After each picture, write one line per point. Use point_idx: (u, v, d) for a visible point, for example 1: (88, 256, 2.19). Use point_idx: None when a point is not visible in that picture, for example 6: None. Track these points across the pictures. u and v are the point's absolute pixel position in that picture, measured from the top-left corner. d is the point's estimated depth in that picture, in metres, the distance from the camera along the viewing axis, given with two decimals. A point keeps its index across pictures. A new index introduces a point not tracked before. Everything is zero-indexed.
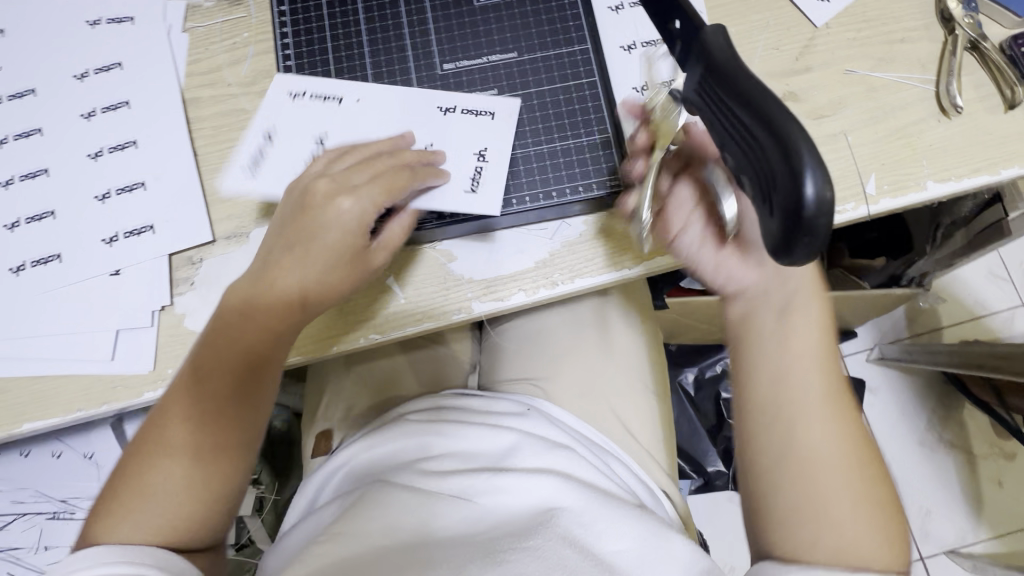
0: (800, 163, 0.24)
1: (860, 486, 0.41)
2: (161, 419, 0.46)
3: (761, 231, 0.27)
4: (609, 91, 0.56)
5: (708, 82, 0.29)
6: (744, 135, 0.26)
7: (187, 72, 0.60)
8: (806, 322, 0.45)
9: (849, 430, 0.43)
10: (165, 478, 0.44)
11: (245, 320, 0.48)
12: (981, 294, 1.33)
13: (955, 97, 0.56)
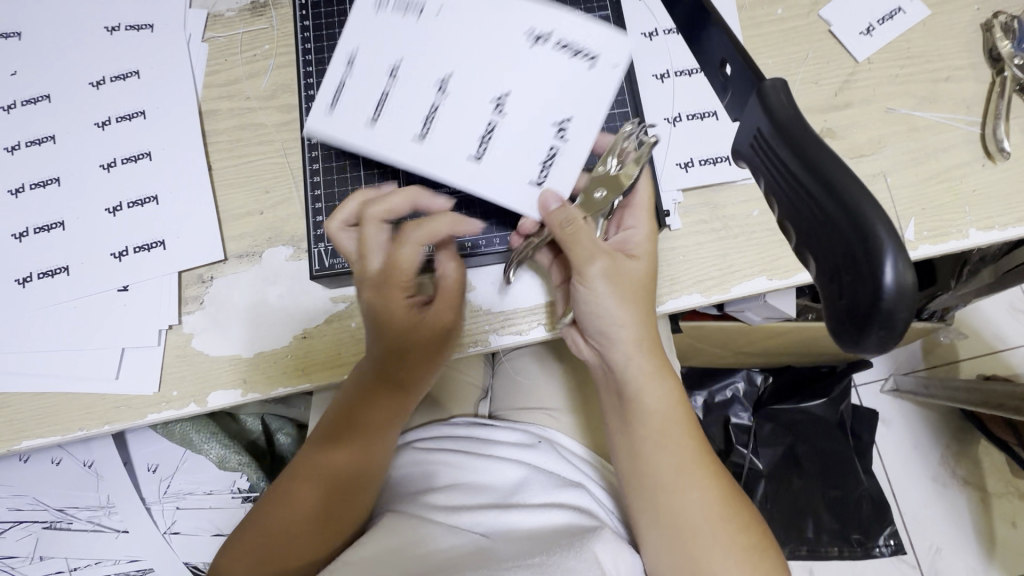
0: (877, 246, 0.22)
1: (727, 533, 0.48)
2: (289, 478, 0.52)
3: (822, 310, 0.25)
4: (641, 123, 0.53)
5: (768, 141, 0.27)
6: (810, 203, 0.24)
7: (205, 83, 0.59)
8: (655, 401, 0.51)
9: (717, 494, 0.49)
10: (289, 514, 0.50)
11: (362, 391, 0.52)
12: (1003, 329, 1.30)
13: (1003, 141, 0.54)
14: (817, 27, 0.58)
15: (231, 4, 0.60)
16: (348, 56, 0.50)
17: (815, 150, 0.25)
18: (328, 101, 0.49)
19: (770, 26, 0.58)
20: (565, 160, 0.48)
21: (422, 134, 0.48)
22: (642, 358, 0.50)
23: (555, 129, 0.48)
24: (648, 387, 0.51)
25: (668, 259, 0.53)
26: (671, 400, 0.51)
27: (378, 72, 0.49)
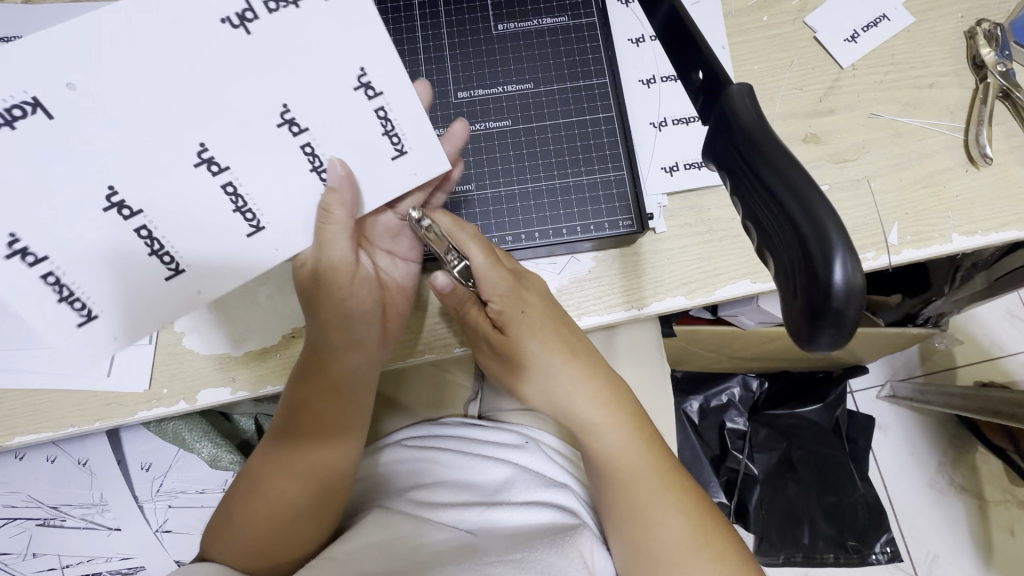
0: (828, 248, 0.22)
1: (699, 556, 0.49)
2: (268, 467, 0.51)
3: (782, 308, 0.25)
4: (626, 126, 0.54)
5: (732, 145, 0.28)
6: (769, 206, 0.25)
7: None
8: (614, 437, 0.52)
9: (691, 503, 0.51)
10: (260, 504, 0.50)
11: (321, 371, 0.50)
12: (1000, 335, 1.29)
13: (985, 147, 0.54)
14: (803, 34, 0.58)
15: None
16: (7, 227, 0.37)
17: (776, 154, 0.26)
18: (102, 331, 0.41)
19: (755, 33, 0.58)
20: (420, 121, 0.44)
21: (257, 224, 0.42)
22: (597, 394, 0.52)
23: (362, 92, 0.42)
24: (601, 413, 0.52)
25: (653, 261, 0.54)
26: (625, 438, 0.52)
27: (82, 225, 0.38)
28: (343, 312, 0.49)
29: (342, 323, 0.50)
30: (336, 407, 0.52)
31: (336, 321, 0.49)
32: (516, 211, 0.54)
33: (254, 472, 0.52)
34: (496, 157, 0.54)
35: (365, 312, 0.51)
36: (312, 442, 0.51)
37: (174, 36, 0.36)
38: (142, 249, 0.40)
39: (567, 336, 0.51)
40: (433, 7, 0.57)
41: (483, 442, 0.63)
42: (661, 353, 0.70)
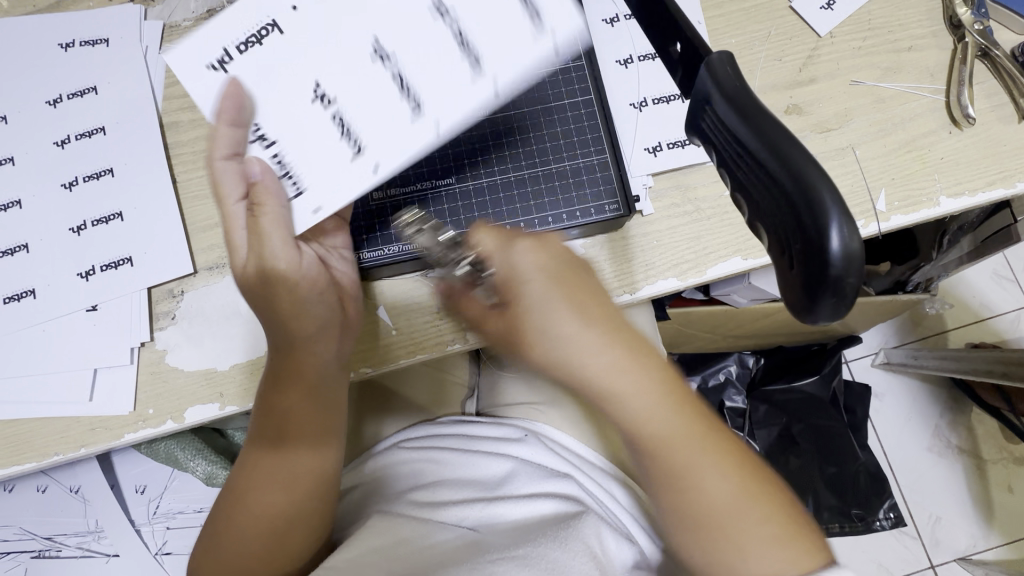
0: (822, 216, 0.22)
1: (758, 528, 0.43)
2: (249, 482, 0.49)
3: (778, 282, 0.25)
4: (606, 108, 0.51)
5: (724, 119, 0.26)
6: (754, 173, 0.24)
7: (165, 95, 0.58)
8: (639, 401, 0.43)
9: (750, 479, 0.44)
10: (254, 512, 0.48)
11: (280, 391, 0.47)
12: (987, 296, 1.31)
13: (967, 107, 0.54)
14: (778, 4, 0.57)
15: (187, 13, 0.60)
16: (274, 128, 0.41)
17: (759, 114, 0.25)
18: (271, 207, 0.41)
19: (731, 6, 0.58)
20: (466, 102, 0.40)
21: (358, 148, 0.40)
22: (616, 353, 0.43)
23: (492, 99, 0.40)
24: (627, 385, 0.42)
25: (643, 244, 0.53)
26: (652, 384, 0.43)
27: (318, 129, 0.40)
28: (308, 325, 0.46)
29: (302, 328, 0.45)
30: (318, 420, 0.49)
31: (295, 335, 0.46)
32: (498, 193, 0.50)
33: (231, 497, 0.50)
34: (462, 148, 0.50)
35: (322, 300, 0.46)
36: (290, 457, 0.49)
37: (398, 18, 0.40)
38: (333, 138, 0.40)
39: (601, 306, 0.44)
40: None
41: (478, 438, 0.62)
42: (659, 344, 0.66)
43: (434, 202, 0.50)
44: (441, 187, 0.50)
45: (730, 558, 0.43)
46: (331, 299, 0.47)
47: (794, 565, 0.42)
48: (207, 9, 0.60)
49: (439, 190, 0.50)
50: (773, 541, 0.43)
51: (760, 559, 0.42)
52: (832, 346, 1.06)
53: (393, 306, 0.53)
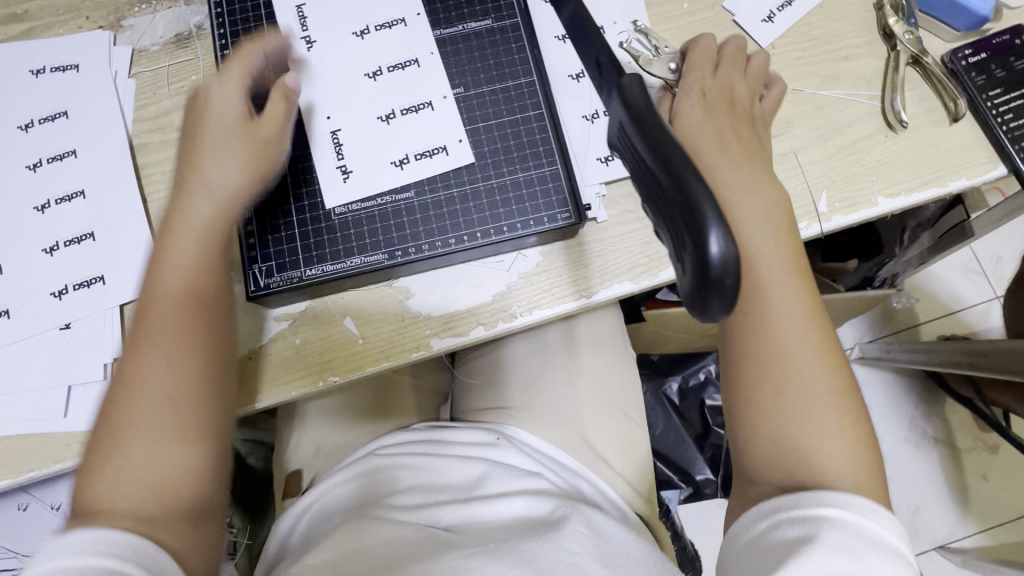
0: (700, 220, 0.24)
1: (829, 394, 0.42)
2: (122, 420, 0.41)
3: (680, 286, 0.27)
4: (557, 123, 0.55)
5: (631, 138, 0.29)
6: (654, 182, 0.27)
7: (135, 117, 0.60)
8: (769, 251, 0.44)
9: (826, 344, 0.43)
10: (140, 461, 0.40)
11: (150, 347, 0.42)
12: (956, 289, 1.35)
13: (900, 112, 0.57)
14: (721, 18, 0.61)
15: (155, 39, 0.62)
16: (345, 172, 0.53)
17: (658, 130, 0.27)
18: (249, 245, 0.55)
19: (677, 21, 0.61)
20: (368, 136, 0.54)
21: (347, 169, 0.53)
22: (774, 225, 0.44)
23: (369, 78, 0.55)
24: (755, 242, 0.43)
25: (598, 250, 0.55)
26: (784, 243, 0.43)
27: (370, 164, 0.53)
28: (212, 237, 0.47)
29: (200, 157, 0.48)
30: (212, 322, 0.45)
31: (195, 266, 0.46)
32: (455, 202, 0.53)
33: (72, 508, 0.39)
34: (420, 166, 0.53)
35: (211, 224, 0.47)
36: (183, 430, 0.41)
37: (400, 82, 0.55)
38: (390, 177, 0.53)
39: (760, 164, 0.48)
40: None
41: (453, 442, 0.64)
42: (623, 341, 0.73)
43: (394, 219, 0.53)
44: (399, 202, 0.53)
45: (798, 444, 0.41)
46: (220, 249, 0.46)
47: (848, 438, 0.42)
48: (175, 34, 0.62)
49: (398, 206, 0.53)
50: (840, 416, 0.42)
51: (821, 433, 0.41)
52: None
53: (360, 317, 0.55)
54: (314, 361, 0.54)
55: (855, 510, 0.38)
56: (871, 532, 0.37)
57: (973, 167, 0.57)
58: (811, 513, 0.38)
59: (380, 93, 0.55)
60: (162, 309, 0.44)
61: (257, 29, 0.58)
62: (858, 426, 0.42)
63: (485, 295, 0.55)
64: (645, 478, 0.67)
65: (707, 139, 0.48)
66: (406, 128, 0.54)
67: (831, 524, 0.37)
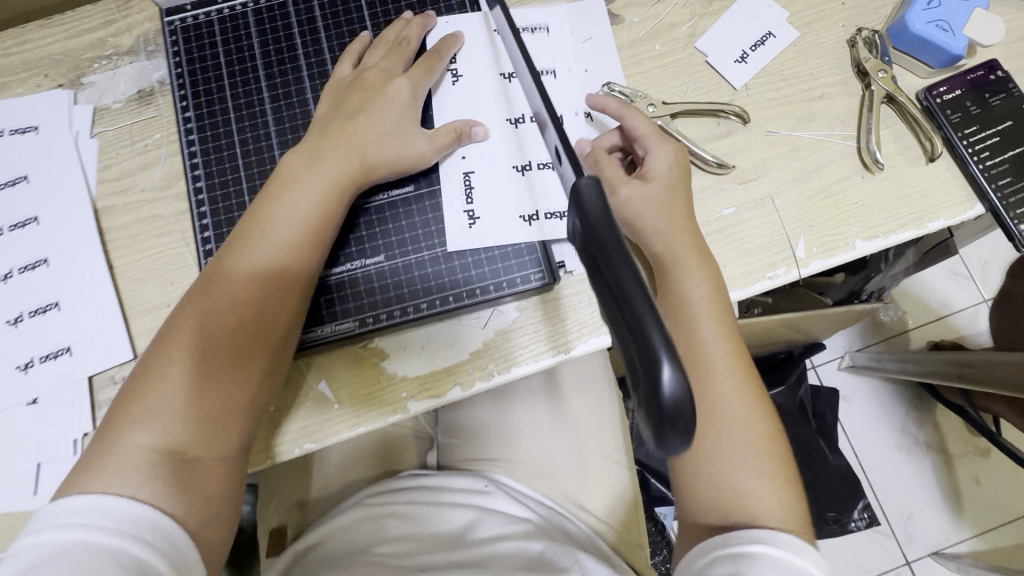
0: (656, 371, 0.23)
1: (753, 439, 0.47)
2: (168, 341, 0.46)
3: (637, 408, 0.26)
4: (524, 181, 0.55)
5: (584, 250, 0.28)
6: (612, 312, 0.25)
7: (98, 179, 0.59)
8: (707, 316, 0.48)
9: (753, 393, 0.48)
10: (172, 390, 0.44)
11: (188, 341, 0.45)
12: (945, 294, 1.34)
13: (876, 153, 0.56)
14: (694, 59, 0.60)
15: (118, 96, 0.61)
16: (469, 208, 0.54)
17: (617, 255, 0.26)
18: None
19: (651, 62, 0.59)
20: (496, 163, 0.55)
21: (469, 206, 0.54)
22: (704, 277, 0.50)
23: (449, 77, 0.57)
24: (696, 295, 0.49)
25: (574, 303, 0.54)
26: (715, 301, 0.49)
27: (450, 182, 0.55)
28: (290, 250, 0.48)
29: (360, 125, 0.52)
30: (266, 334, 0.47)
31: (250, 272, 0.47)
32: (429, 265, 0.53)
33: (85, 461, 0.43)
34: (378, 233, 0.54)
35: (289, 243, 0.48)
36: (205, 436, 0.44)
37: (481, 100, 0.57)
38: (462, 204, 0.54)
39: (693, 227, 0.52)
40: (319, 55, 0.58)
41: (440, 487, 0.64)
42: (610, 381, 0.72)
43: (366, 284, 0.53)
44: (360, 270, 0.53)
45: (720, 476, 0.47)
46: (270, 278, 0.48)
47: (770, 475, 0.47)
48: (138, 90, 0.61)
49: (358, 274, 0.53)
50: (762, 459, 0.47)
51: (745, 469, 0.46)
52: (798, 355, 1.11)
53: (334, 380, 0.54)
54: (288, 428, 0.53)
55: (774, 543, 0.42)
56: (795, 567, 0.41)
57: (951, 207, 0.56)
58: (740, 550, 0.42)
59: (485, 110, 0.57)
60: (204, 309, 0.46)
61: (219, 79, 0.57)
62: (787, 468, 0.48)
63: (461, 353, 0.54)
64: (628, 517, 0.66)
65: (649, 208, 0.51)
66: (535, 151, 0.56)
67: (758, 560, 0.42)
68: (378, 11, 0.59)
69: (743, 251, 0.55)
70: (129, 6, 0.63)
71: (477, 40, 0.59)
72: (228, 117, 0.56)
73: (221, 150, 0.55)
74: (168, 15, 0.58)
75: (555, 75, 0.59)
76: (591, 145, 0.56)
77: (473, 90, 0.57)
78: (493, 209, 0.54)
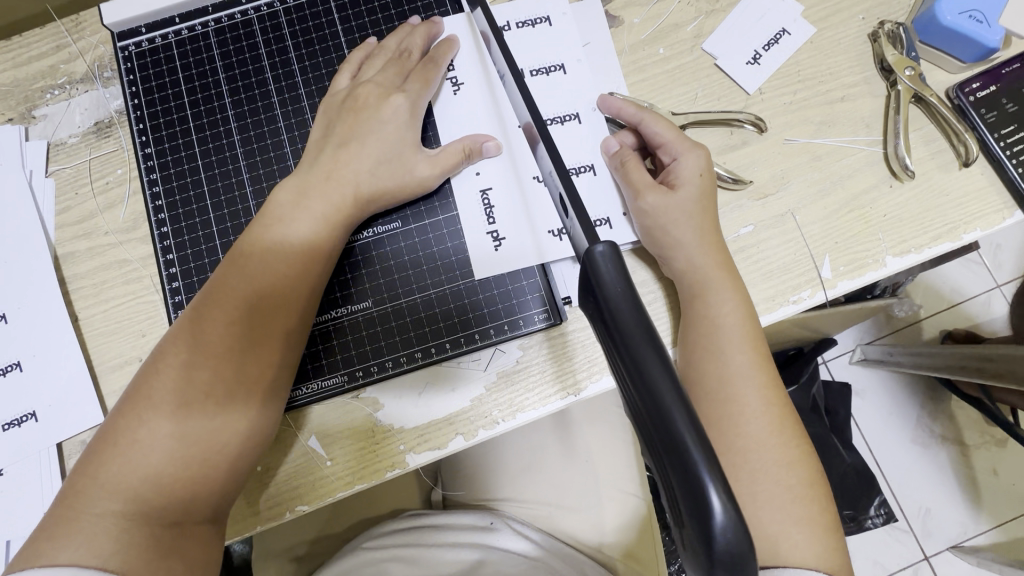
0: (711, 523, 0.19)
1: (791, 485, 0.42)
2: (149, 378, 0.40)
3: (671, 522, 0.22)
4: (521, 208, 0.50)
5: (601, 330, 0.23)
6: (643, 420, 0.21)
7: (57, 223, 0.54)
8: (737, 346, 0.44)
9: (788, 434, 0.43)
10: (150, 441, 0.39)
11: (159, 393, 0.40)
12: (957, 282, 1.27)
13: (906, 160, 0.51)
14: (702, 62, 0.54)
15: (73, 129, 0.55)
16: (491, 228, 0.50)
17: (653, 364, 0.21)
18: None
19: (655, 68, 0.54)
20: (513, 177, 0.50)
21: (492, 225, 0.50)
22: (738, 305, 0.45)
23: (450, 84, 0.52)
24: (728, 320, 0.45)
25: (583, 339, 0.50)
26: (748, 330, 0.45)
27: (466, 199, 0.50)
28: (274, 286, 0.42)
29: (350, 154, 0.46)
30: (247, 384, 0.41)
31: (227, 312, 0.41)
32: (422, 307, 0.49)
33: (49, 528, 0.38)
34: (365, 275, 0.49)
35: (269, 273, 0.42)
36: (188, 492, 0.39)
37: (489, 104, 0.52)
38: (483, 223, 0.50)
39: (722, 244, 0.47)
40: (289, 75, 0.53)
41: (442, 527, 0.59)
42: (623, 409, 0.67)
43: (361, 331, 0.49)
44: (346, 317, 0.49)
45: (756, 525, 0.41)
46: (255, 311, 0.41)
47: (809, 526, 0.41)
48: (96, 122, 0.55)
49: (343, 322, 0.48)
50: (801, 506, 0.41)
51: (778, 518, 0.41)
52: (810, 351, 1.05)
53: (325, 436, 0.49)
54: (274, 490, 0.48)
55: None
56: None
57: (988, 215, 0.51)
58: None
59: (492, 116, 0.51)
60: (178, 354, 0.40)
61: (181, 110, 0.52)
62: (824, 514, 0.42)
63: (461, 399, 0.49)
64: (638, 543, 0.61)
65: (675, 219, 0.46)
66: None
67: None
68: (352, 25, 0.54)
69: (764, 273, 0.51)
70: (79, 27, 0.57)
71: (469, 41, 0.53)
72: (193, 151, 0.51)
73: (187, 189, 0.51)
74: (121, 40, 0.53)
75: (564, 69, 0.53)
76: (618, 143, 0.50)
77: (475, 94, 0.52)
78: (515, 227, 0.50)
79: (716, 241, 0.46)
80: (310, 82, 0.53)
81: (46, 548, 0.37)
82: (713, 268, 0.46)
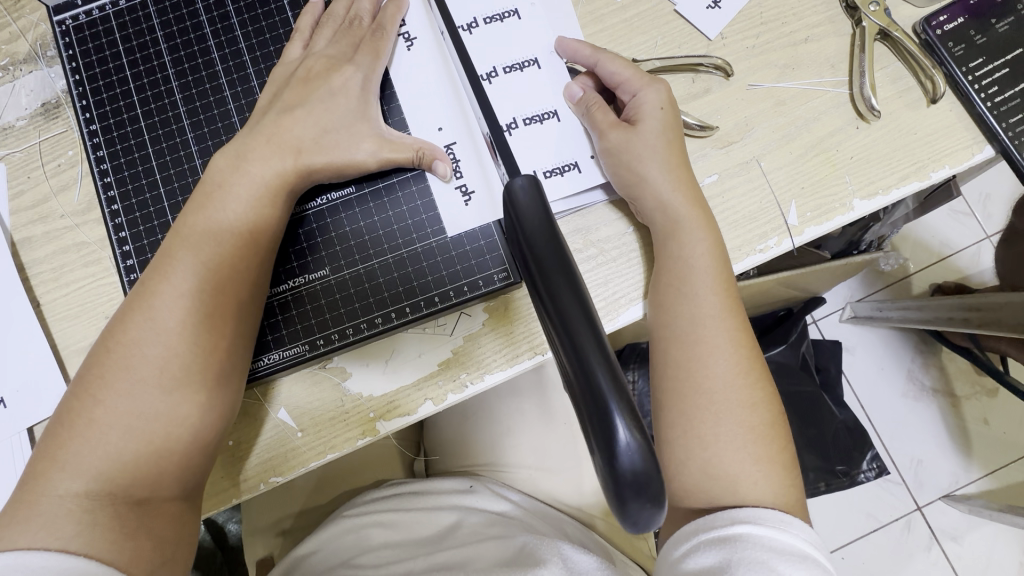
0: (619, 452, 0.21)
1: (752, 430, 0.42)
2: (102, 359, 0.40)
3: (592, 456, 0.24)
4: (479, 164, 0.49)
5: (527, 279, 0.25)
6: (564, 362, 0.23)
7: (11, 209, 0.53)
8: (707, 287, 0.44)
9: (752, 378, 0.43)
10: (110, 420, 0.39)
11: (112, 372, 0.40)
12: (946, 233, 1.26)
13: (871, 99, 0.50)
14: (661, 9, 0.53)
15: (20, 111, 0.54)
16: (462, 181, 0.49)
17: (574, 315, 0.23)
18: None
19: (612, 18, 0.52)
20: (472, 131, 0.49)
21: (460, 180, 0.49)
22: (703, 253, 0.44)
23: (402, 41, 0.50)
24: (693, 268, 0.44)
25: None
26: (713, 275, 0.44)
27: None
28: (219, 256, 0.42)
29: (295, 120, 0.45)
30: (202, 357, 0.40)
31: (175, 287, 0.41)
32: (382, 272, 0.48)
33: (13, 509, 0.38)
34: (321, 244, 0.48)
35: (215, 245, 0.42)
36: (151, 468, 0.39)
37: (443, 57, 0.50)
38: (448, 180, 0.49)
39: (692, 181, 0.46)
40: (232, 41, 0.51)
41: (422, 492, 0.60)
42: None
43: (325, 296, 0.48)
44: (304, 287, 0.48)
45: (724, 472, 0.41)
46: (203, 284, 0.41)
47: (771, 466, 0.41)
48: (43, 103, 0.54)
49: (302, 291, 0.48)
50: (764, 451, 0.42)
51: (740, 462, 0.41)
52: (799, 312, 1.03)
53: (294, 408, 0.49)
54: (246, 464, 0.48)
55: (760, 522, 0.38)
56: (783, 542, 0.37)
57: (956, 153, 0.50)
58: (724, 533, 0.38)
59: (447, 69, 0.50)
60: (129, 332, 0.40)
61: (124, 85, 0.51)
62: (781, 452, 0.43)
63: (428, 365, 0.49)
64: None
65: (641, 157, 0.45)
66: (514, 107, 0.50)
67: (746, 542, 0.37)
68: None
69: (729, 223, 0.50)
70: (19, 6, 0.55)
71: None
72: (139, 126, 0.50)
73: (135, 165, 0.50)
74: (58, 14, 0.52)
75: (518, 16, 0.51)
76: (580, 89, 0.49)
77: (427, 48, 0.50)
78: (480, 180, 0.49)
79: (683, 180, 0.45)
80: (255, 49, 0.51)
81: (7, 527, 0.37)
82: (674, 213, 0.45)
